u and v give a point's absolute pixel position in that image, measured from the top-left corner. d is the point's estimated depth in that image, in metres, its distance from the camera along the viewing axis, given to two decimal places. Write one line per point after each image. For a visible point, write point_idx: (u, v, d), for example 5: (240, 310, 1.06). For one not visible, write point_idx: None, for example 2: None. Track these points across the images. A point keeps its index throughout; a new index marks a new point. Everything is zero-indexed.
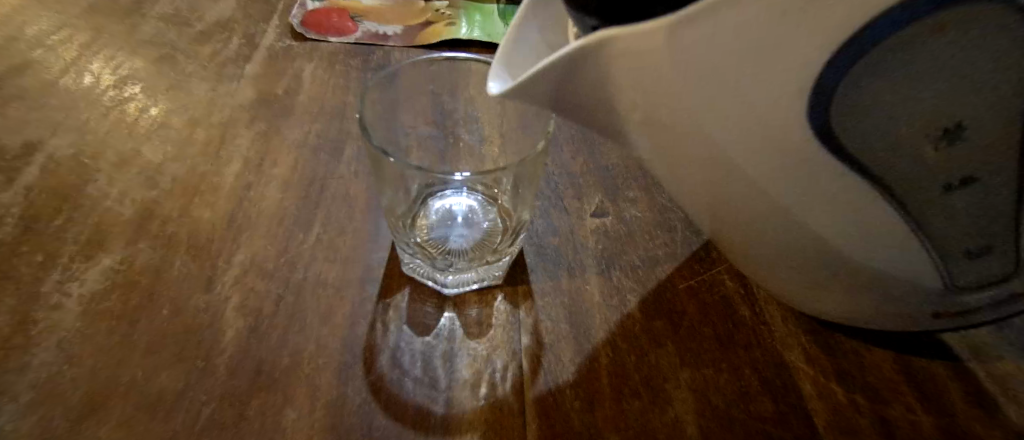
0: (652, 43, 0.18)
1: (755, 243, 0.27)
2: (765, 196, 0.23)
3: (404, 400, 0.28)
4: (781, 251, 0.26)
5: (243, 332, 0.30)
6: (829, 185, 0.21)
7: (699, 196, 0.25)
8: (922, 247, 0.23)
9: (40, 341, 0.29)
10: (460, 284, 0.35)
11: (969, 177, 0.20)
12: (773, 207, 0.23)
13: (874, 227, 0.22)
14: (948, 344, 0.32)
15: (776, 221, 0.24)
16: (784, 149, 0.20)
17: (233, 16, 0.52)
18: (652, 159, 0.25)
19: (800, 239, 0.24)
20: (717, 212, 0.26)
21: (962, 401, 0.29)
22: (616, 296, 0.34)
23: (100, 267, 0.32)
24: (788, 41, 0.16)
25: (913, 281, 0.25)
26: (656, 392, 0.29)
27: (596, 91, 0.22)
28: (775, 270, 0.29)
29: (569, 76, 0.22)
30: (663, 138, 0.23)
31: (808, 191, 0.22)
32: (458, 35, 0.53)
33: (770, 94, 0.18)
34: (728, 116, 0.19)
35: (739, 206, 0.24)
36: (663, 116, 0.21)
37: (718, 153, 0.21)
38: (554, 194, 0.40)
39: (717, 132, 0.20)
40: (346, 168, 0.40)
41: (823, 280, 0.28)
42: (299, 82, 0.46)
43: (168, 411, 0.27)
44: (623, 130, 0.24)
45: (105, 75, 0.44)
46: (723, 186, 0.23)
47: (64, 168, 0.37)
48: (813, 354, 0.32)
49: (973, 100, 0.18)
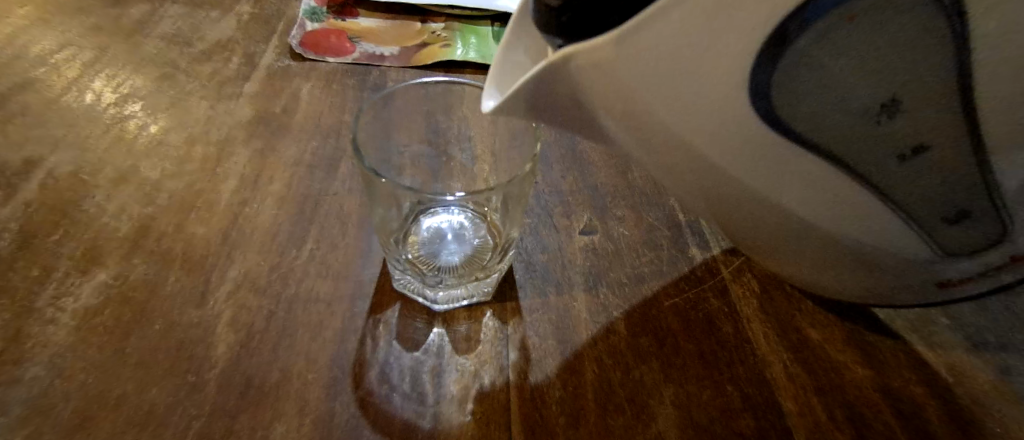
0: (606, 55, 0.19)
1: (737, 224, 0.28)
2: (736, 182, 0.24)
3: (391, 416, 0.28)
4: (761, 230, 0.28)
5: (234, 347, 0.30)
6: (789, 164, 0.22)
7: (679, 182, 0.26)
8: (886, 220, 0.24)
9: (32, 356, 0.28)
10: (450, 300, 0.34)
11: (920, 147, 0.21)
12: (747, 192, 0.24)
13: (837, 202, 0.24)
14: (928, 363, 0.32)
15: (751, 204, 0.25)
16: (742, 137, 0.21)
17: (234, 37, 0.53)
18: (639, 155, 0.26)
19: (773, 215, 0.26)
20: (693, 194, 0.27)
21: (938, 420, 0.29)
22: (602, 313, 0.34)
23: (94, 283, 0.32)
24: (718, 43, 0.17)
25: (886, 249, 0.26)
26: (640, 408, 0.29)
27: (570, 99, 0.23)
28: (756, 244, 0.30)
29: (542, 91, 0.23)
30: (636, 136, 0.23)
31: (774, 173, 0.23)
32: (454, 56, 0.54)
33: (720, 90, 0.19)
34: (686, 115, 0.21)
35: (714, 189, 0.25)
36: (630, 117, 0.22)
37: (684, 147, 0.22)
38: (543, 211, 0.40)
39: (680, 130, 0.21)
40: (340, 185, 0.40)
41: (795, 253, 0.29)
42: (297, 101, 0.47)
43: (158, 426, 0.26)
44: (601, 130, 0.25)
45: (107, 93, 0.45)
46: (695, 174, 0.24)
47: (62, 184, 0.37)
48: (794, 372, 0.31)
49: (908, 79, 0.19)
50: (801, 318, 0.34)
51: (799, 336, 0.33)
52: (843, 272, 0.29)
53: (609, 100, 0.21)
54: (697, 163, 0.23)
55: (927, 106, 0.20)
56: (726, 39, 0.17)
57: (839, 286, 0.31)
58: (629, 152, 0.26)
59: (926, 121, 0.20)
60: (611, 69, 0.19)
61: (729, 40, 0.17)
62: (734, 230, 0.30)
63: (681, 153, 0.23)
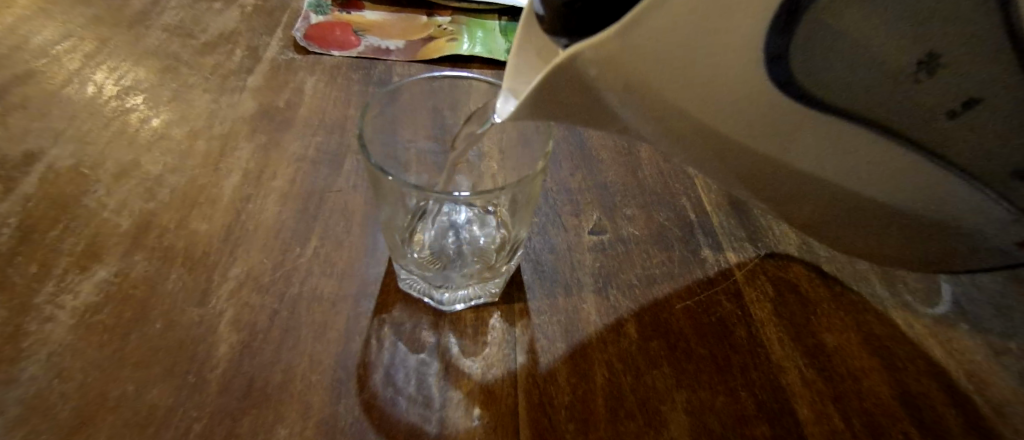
0: (615, 51, 0.18)
1: (769, 192, 0.28)
2: (767, 155, 0.24)
3: (398, 420, 0.27)
4: (794, 196, 0.28)
5: (236, 347, 0.29)
6: (822, 132, 0.22)
7: (709, 162, 0.26)
8: (926, 180, 0.24)
9: (30, 354, 0.28)
10: (457, 301, 0.34)
11: (972, 100, 0.21)
12: (778, 164, 0.25)
13: (873, 165, 0.24)
14: (946, 369, 0.32)
15: (782, 173, 0.25)
16: (771, 108, 0.21)
17: (237, 29, 0.52)
18: (665, 145, 0.26)
19: (811, 181, 0.26)
20: (726, 171, 0.27)
21: (959, 429, 0.29)
22: (612, 315, 0.33)
23: (95, 280, 0.31)
24: (724, 18, 0.17)
25: (929, 208, 0.26)
26: (652, 414, 0.28)
27: (587, 100, 0.23)
28: (801, 213, 0.30)
29: (554, 97, 0.22)
30: (659, 125, 0.23)
31: (807, 143, 0.23)
32: (460, 50, 0.53)
33: (736, 66, 0.19)
34: (707, 94, 0.20)
35: (743, 164, 0.25)
36: (650, 108, 0.22)
37: (710, 129, 0.22)
38: (551, 210, 0.39)
39: (701, 111, 0.21)
40: (345, 182, 0.39)
41: (836, 217, 0.29)
42: (301, 95, 0.46)
43: (158, 428, 0.26)
44: (625, 123, 0.25)
45: (108, 85, 0.44)
46: (724, 152, 0.24)
47: (63, 178, 0.37)
48: (809, 378, 0.30)
49: (943, 31, 0.18)
50: (817, 322, 0.33)
51: (814, 340, 0.32)
52: (891, 235, 0.29)
53: (629, 95, 0.21)
54: (723, 141, 0.23)
55: (966, 58, 0.19)
56: (733, 12, 0.17)
57: (885, 246, 0.31)
58: (653, 143, 0.26)
59: (966, 78, 0.20)
60: (622, 64, 0.19)
61: (736, 15, 0.17)
62: (770, 200, 0.30)
63: (706, 135, 0.23)
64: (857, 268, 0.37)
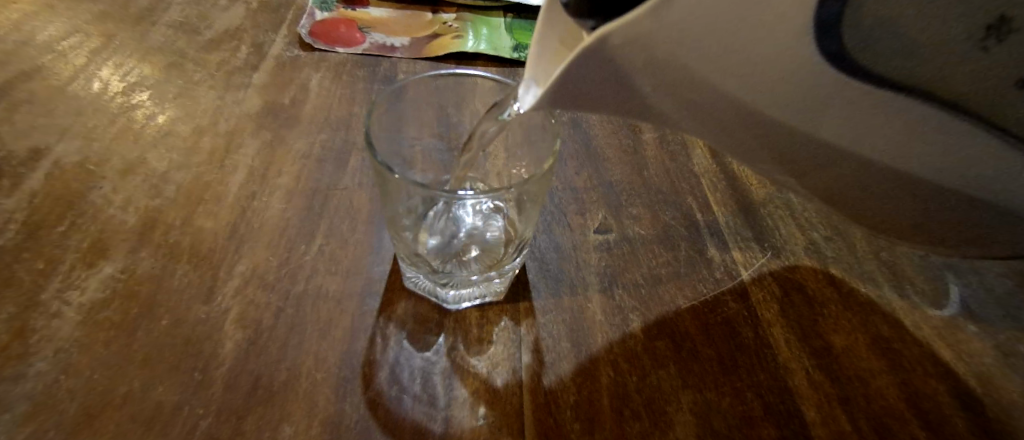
0: (641, 37, 0.17)
1: (815, 179, 0.27)
2: (816, 134, 0.23)
3: (403, 418, 0.27)
4: (844, 181, 0.26)
5: (242, 344, 0.29)
6: (872, 111, 0.20)
7: (739, 142, 0.25)
8: (993, 157, 0.22)
9: (37, 350, 0.28)
10: (461, 300, 0.33)
11: None
12: (825, 144, 0.23)
13: (924, 144, 0.22)
14: (954, 371, 0.31)
15: (831, 153, 0.24)
16: (819, 84, 0.19)
17: (242, 25, 0.52)
18: (702, 128, 0.25)
19: (853, 161, 0.24)
20: (756, 152, 0.26)
21: (966, 431, 0.29)
22: (618, 315, 0.33)
23: (101, 276, 0.31)
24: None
25: (992, 186, 0.24)
26: (657, 415, 0.28)
27: (614, 85, 0.22)
28: (836, 196, 0.28)
29: (578, 81, 0.21)
30: (690, 101, 0.22)
31: (855, 119, 0.21)
32: (465, 48, 0.53)
33: (778, 47, 0.18)
34: (745, 70, 0.19)
35: (781, 142, 0.24)
36: (681, 82, 0.21)
37: (746, 104, 0.21)
38: (557, 210, 0.39)
39: (740, 85, 0.20)
40: (350, 179, 0.39)
41: (872, 203, 0.28)
42: (306, 92, 0.46)
43: (165, 425, 0.26)
44: (652, 108, 0.24)
45: (114, 82, 0.44)
46: (760, 128, 0.23)
47: (68, 175, 0.37)
48: (816, 379, 0.30)
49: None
50: (823, 323, 0.33)
51: (821, 341, 0.32)
52: (938, 219, 0.28)
53: (656, 74, 0.20)
54: (765, 119, 0.22)
55: None
56: None
57: (932, 230, 0.29)
58: (684, 122, 0.25)
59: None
60: (651, 46, 0.18)
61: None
62: (812, 187, 0.28)
63: (741, 111, 0.22)
64: (865, 269, 0.37)
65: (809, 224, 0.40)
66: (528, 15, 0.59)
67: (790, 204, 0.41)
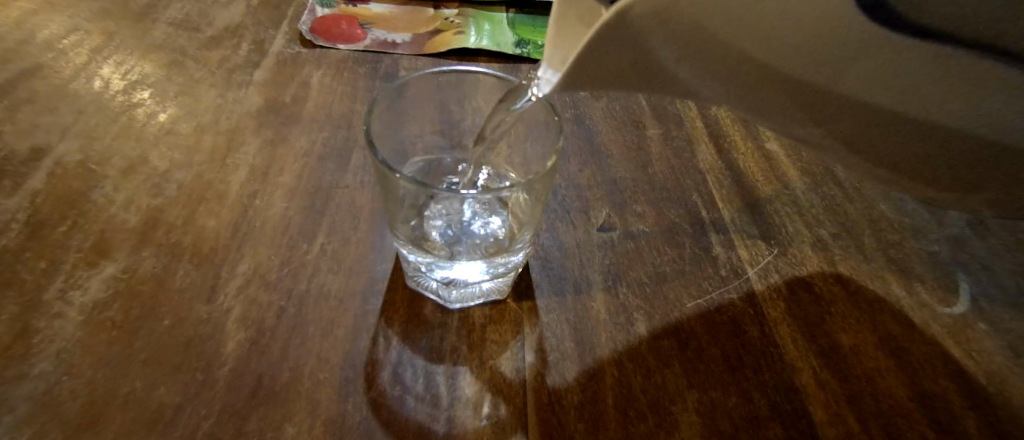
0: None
1: (852, 151, 0.25)
2: (853, 110, 0.21)
3: (405, 419, 0.27)
4: (887, 157, 0.24)
5: (244, 344, 0.29)
6: (918, 97, 0.18)
7: (769, 109, 0.24)
8: None
9: (39, 351, 0.28)
10: (465, 299, 0.33)
11: None
12: (864, 120, 0.21)
13: (969, 137, 0.20)
14: (965, 370, 0.31)
15: (873, 130, 0.22)
16: (849, 58, 0.17)
17: (243, 22, 0.52)
18: (730, 93, 0.23)
19: (889, 139, 0.22)
20: (784, 117, 0.24)
21: (976, 431, 0.28)
22: (622, 314, 0.32)
23: (103, 276, 0.31)
24: None
25: None
26: (663, 415, 0.28)
27: (632, 51, 0.21)
28: (859, 162, 0.28)
29: (598, 53, 0.20)
30: (711, 60, 0.20)
31: (901, 102, 0.19)
32: (467, 44, 0.52)
33: (807, 19, 0.16)
34: (775, 41, 0.17)
35: (809, 111, 0.22)
36: (702, 42, 0.19)
37: (775, 68, 0.19)
38: (560, 207, 0.39)
39: (769, 50, 0.18)
40: (352, 178, 0.39)
41: (890, 174, 0.27)
42: (307, 90, 0.45)
43: (166, 427, 0.25)
44: (674, 77, 0.23)
45: (115, 79, 0.44)
46: (787, 95, 0.21)
47: (70, 174, 0.37)
48: (824, 379, 0.30)
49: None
50: (831, 321, 0.33)
51: (828, 340, 0.32)
52: (963, 198, 0.27)
53: (680, 42, 0.19)
54: (797, 89, 0.20)
55: None
56: None
57: (948, 201, 0.29)
58: (703, 85, 0.23)
59: None
60: (672, 7, 0.17)
61: None
62: (833, 152, 0.27)
63: (769, 74, 0.20)
64: (872, 266, 0.36)
65: (816, 221, 0.39)
66: (530, 9, 0.58)
67: (797, 201, 0.40)
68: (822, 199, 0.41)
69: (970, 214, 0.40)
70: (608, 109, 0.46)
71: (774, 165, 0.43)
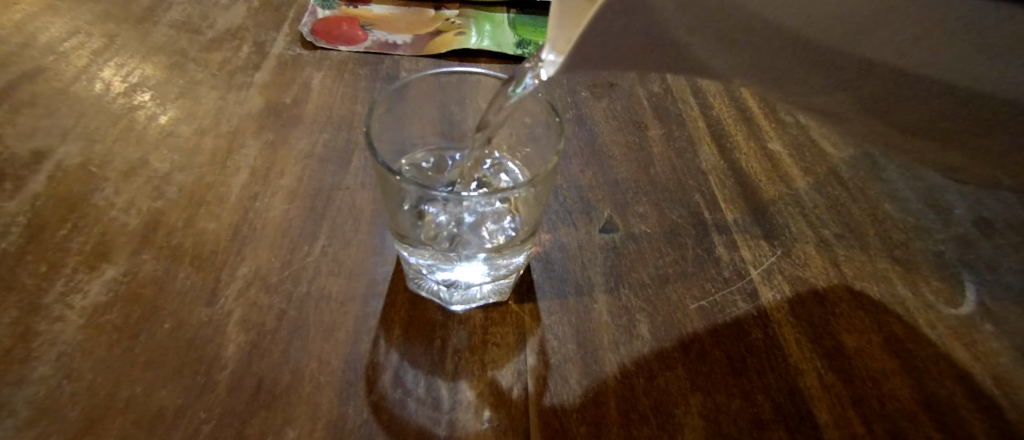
0: None
1: (862, 115, 0.25)
2: (865, 72, 0.21)
3: (406, 422, 0.27)
4: (896, 119, 0.24)
5: (244, 347, 0.29)
6: (937, 45, 0.17)
7: (778, 80, 0.24)
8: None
9: (40, 354, 0.28)
10: (466, 300, 0.33)
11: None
12: (874, 83, 0.21)
13: (989, 89, 0.19)
14: (970, 373, 0.31)
15: (885, 93, 0.22)
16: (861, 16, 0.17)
17: (244, 24, 0.52)
18: (739, 65, 0.23)
19: (903, 95, 0.21)
20: (798, 83, 0.23)
21: (983, 433, 0.28)
22: (625, 316, 0.32)
23: (103, 279, 0.31)
24: None
25: None
26: (666, 418, 0.28)
27: (640, 29, 0.21)
28: (878, 129, 0.27)
29: (607, 29, 0.20)
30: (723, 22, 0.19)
31: (922, 49, 0.18)
32: (468, 45, 0.52)
33: None
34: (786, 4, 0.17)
35: (819, 79, 0.22)
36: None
37: (793, 22, 0.18)
38: (562, 208, 0.38)
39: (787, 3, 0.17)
40: (352, 179, 0.39)
41: (913, 138, 0.27)
42: (308, 91, 0.45)
43: (167, 430, 0.25)
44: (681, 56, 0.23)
45: (116, 82, 0.44)
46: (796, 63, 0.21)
47: (71, 176, 0.37)
48: (829, 381, 0.30)
49: None
50: (835, 323, 0.32)
51: (833, 342, 0.31)
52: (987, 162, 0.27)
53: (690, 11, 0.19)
54: (806, 56, 0.20)
55: None
56: None
57: (972, 163, 0.28)
58: (713, 54, 0.23)
59: None
60: None
61: None
62: (850, 117, 0.27)
63: (785, 36, 0.19)
64: (876, 267, 0.36)
65: (819, 221, 0.39)
66: (531, 10, 0.58)
67: (800, 201, 0.40)
68: (826, 199, 0.40)
69: (975, 214, 0.40)
70: (610, 109, 0.46)
71: (776, 165, 0.42)
